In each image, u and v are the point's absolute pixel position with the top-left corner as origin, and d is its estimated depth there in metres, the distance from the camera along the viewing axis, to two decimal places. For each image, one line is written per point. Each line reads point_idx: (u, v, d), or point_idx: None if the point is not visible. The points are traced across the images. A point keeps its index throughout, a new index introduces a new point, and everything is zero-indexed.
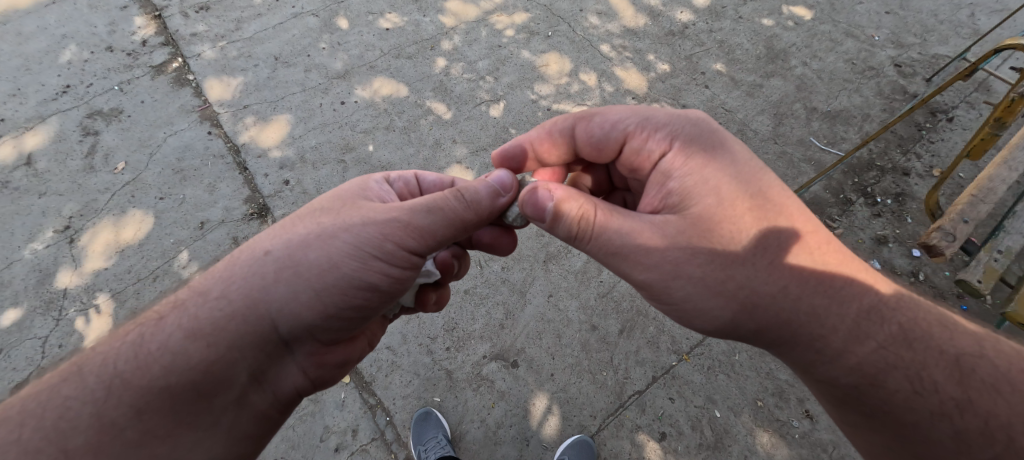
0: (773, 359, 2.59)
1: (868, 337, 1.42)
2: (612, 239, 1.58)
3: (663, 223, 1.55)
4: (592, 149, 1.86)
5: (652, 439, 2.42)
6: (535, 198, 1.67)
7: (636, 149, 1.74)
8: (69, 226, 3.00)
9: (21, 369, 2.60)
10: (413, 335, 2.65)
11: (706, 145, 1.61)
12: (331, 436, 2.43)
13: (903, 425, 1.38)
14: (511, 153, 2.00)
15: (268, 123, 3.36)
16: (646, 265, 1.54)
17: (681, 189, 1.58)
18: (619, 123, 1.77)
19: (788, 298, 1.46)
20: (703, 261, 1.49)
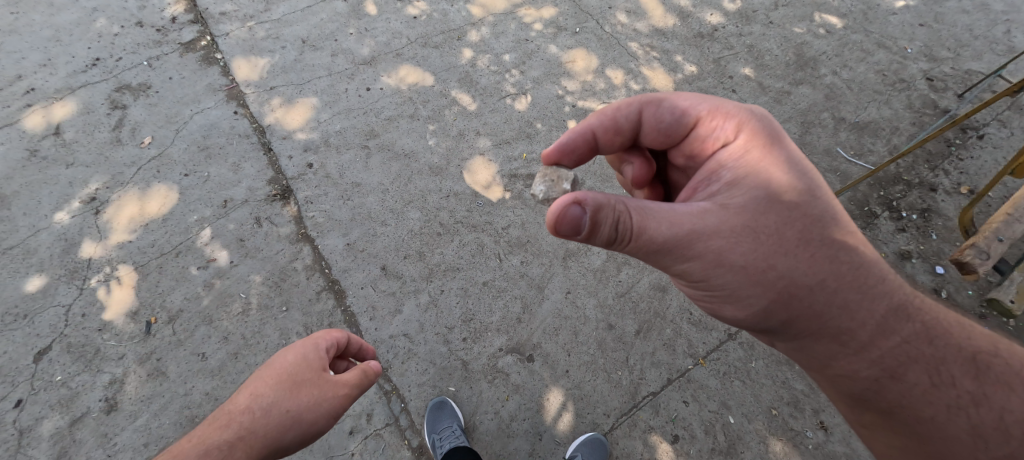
0: (790, 369, 2.57)
1: (893, 332, 1.56)
2: (654, 232, 1.56)
3: (710, 213, 1.58)
4: (659, 135, 1.85)
5: (664, 441, 2.43)
6: (569, 217, 1.52)
7: (703, 137, 1.75)
8: (95, 197, 3.03)
9: (44, 336, 2.64)
10: (431, 323, 2.66)
11: (767, 141, 1.68)
12: (346, 419, 2.45)
13: (921, 419, 1.52)
14: (571, 146, 1.91)
15: (294, 105, 3.37)
16: (691, 255, 1.59)
17: (736, 180, 1.63)
18: (692, 107, 1.77)
19: (824, 292, 1.55)
20: (747, 251, 1.55)
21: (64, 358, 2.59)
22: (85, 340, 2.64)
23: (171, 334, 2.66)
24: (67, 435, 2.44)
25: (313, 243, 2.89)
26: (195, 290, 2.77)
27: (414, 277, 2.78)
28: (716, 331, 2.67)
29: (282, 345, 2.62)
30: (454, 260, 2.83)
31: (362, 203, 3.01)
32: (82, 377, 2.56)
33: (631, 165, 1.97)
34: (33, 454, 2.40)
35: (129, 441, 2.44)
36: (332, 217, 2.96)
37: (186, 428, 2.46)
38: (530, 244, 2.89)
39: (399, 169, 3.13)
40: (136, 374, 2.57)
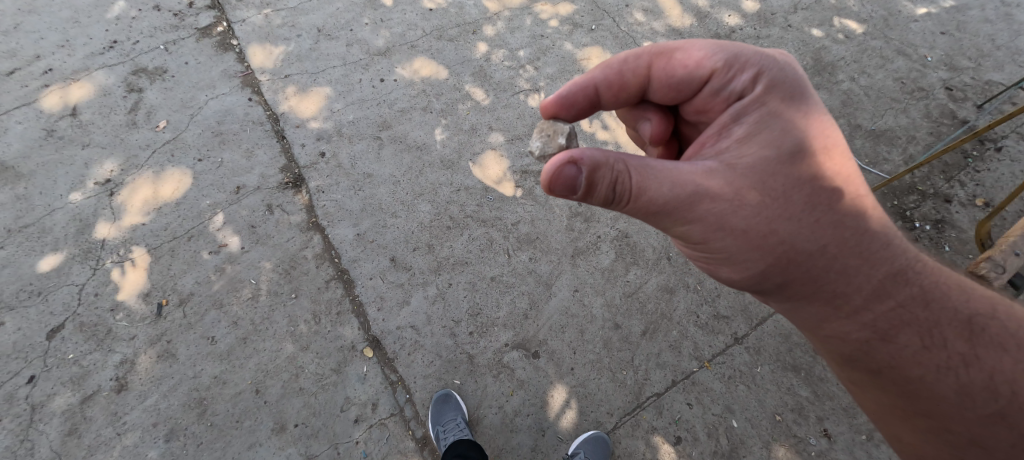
0: (794, 375, 2.57)
1: (888, 296, 1.55)
2: (654, 195, 1.57)
3: (715, 174, 1.57)
4: (670, 89, 1.79)
5: (667, 442, 2.43)
6: (563, 177, 1.57)
7: (717, 90, 1.69)
8: (110, 179, 3.06)
9: (58, 314, 2.68)
10: (438, 316, 2.67)
11: (783, 96, 1.62)
12: (352, 408, 2.48)
13: (909, 379, 1.53)
14: (570, 99, 1.89)
15: (307, 94, 3.38)
16: (692, 217, 1.59)
17: (745, 138, 1.60)
18: (706, 59, 1.69)
19: (823, 257, 1.55)
20: (749, 215, 1.55)
21: (76, 336, 2.63)
22: (97, 319, 2.68)
23: (182, 316, 2.69)
24: (78, 412, 2.47)
25: (324, 232, 2.90)
26: (206, 274, 2.79)
27: (423, 269, 2.79)
28: (723, 335, 2.67)
29: (290, 332, 2.65)
30: (463, 254, 2.84)
31: (374, 194, 3.02)
32: (94, 356, 2.59)
33: (648, 121, 1.93)
34: (44, 429, 2.44)
35: (138, 420, 2.47)
36: (343, 207, 2.97)
37: (194, 410, 2.49)
38: (539, 241, 2.89)
39: (411, 161, 3.13)
40: (146, 355, 2.60)
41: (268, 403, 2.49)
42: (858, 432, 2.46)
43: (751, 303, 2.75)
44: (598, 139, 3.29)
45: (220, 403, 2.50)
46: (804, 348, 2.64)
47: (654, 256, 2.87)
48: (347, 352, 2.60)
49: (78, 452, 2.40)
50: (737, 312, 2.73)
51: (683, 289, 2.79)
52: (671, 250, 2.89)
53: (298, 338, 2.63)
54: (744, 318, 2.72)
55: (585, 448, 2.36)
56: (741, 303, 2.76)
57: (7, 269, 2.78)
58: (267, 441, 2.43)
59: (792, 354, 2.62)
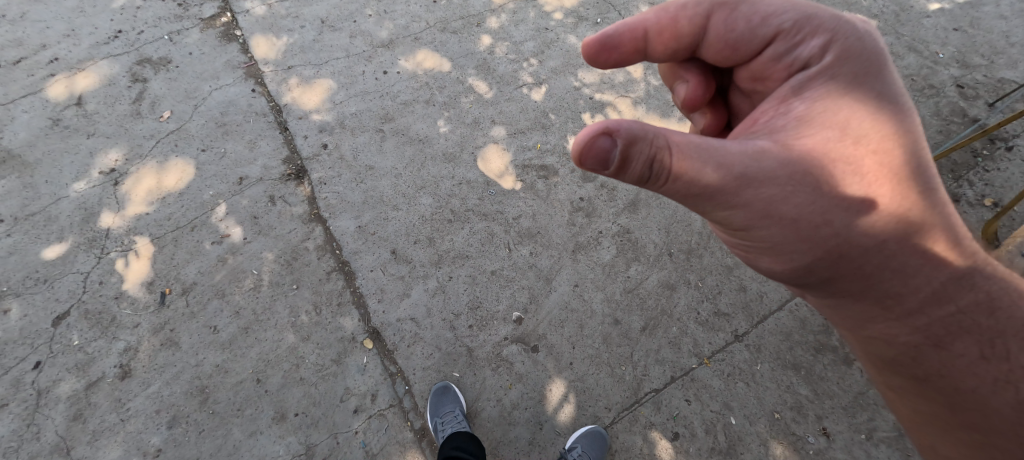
0: (794, 374, 2.56)
1: (949, 301, 1.51)
2: (699, 176, 1.47)
3: (769, 156, 1.48)
4: (726, 46, 1.66)
5: (664, 438, 2.43)
6: (598, 148, 1.42)
7: (782, 54, 1.60)
8: (114, 169, 3.08)
9: (63, 301, 2.70)
10: (438, 309, 2.68)
11: (854, 72, 1.54)
12: (351, 398, 2.50)
13: (960, 390, 1.50)
14: (615, 41, 1.67)
15: (311, 86, 3.38)
16: (737, 202, 1.51)
17: (808, 117, 1.52)
18: (775, 17, 1.59)
19: (879, 254, 1.50)
20: (801, 203, 1.48)
21: (81, 323, 2.66)
22: (101, 307, 2.70)
23: (185, 305, 2.71)
24: (82, 398, 2.50)
25: (325, 224, 2.91)
26: (209, 264, 2.81)
27: (423, 262, 2.79)
28: (723, 332, 2.66)
29: (291, 322, 2.66)
30: (464, 248, 2.84)
31: (375, 186, 3.02)
32: (98, 343, 2.62)
33: (686, 82, 1.80)
34: (48, 414, 2.46)
35: (141, 407, 2.50)
36: (345, 199, 2.98)
37: (196, 398, 2.51)
38: (540, 235, 2.89)
39: (413, 154, 3.13)
40: (149, 343, 2.63)
41: (269, 393, 2.51)
42: (857, 432, 2.45)
43: (752, 301, 2.74)
44: None
45: (221, 392, 2.52)
46: (805, 346, 2.63)
47: (655, 252, 2.86)
48: (348, 343, 2.61)
49: (83, 437, 2.43)
50: (738, 309, 2.72)
51: (684, 285, 2.78)
52: (673, 247, 2.88)
53: (299, 329, 2.64)
54: (745, 316, 2.71)
55: (583, 442, 2.36)
56: (742, 300, 2.74)
57: (14, 256, 2.81)
58: (267, 429, 2.45)
59: (792, 353, 2.61)
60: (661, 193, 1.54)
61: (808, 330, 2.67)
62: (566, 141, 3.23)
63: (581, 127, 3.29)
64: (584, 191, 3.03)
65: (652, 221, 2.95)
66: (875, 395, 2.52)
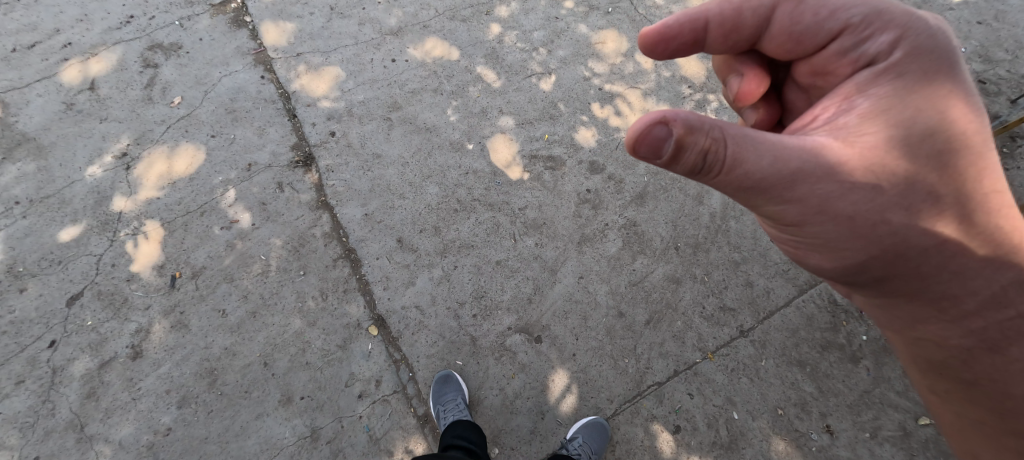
0: (800, 370, 2.54)
1: (1008, 306, 1.50)
2: (756, 169, 1.46)
3: (829, 152, 1.46)
4: (789, 38, 1.62)
5: (665, 430, 2.43)
6: (653, 136, 1.41)
7: (847, 49, 1.54)
8: (126, 153, 3.14)
9: (77, 282, 2.78)
10: (442, 298, 2.68)
11: (926, 67, 1.46)
12: (356, 383, 2.52)
13: (1010, 395, 1.53)
14: (674, 31, 1.65)
15: (319, 73, 3.38)
16: (792, 197, 1.49)
17: (872, 114, 1.48)
18: (843, 11, 1.53)
19: (938, 255, 1.49)
20: (861, 201, 1.46)
21: (94, 304, 2.73)
22: (114, 289, 2.76)
23: (194, 288, 2.75)
24: (95, 377, 2.57)
25: (332, 211, 2.92)
26: (218, 249, 2.84)
27: (429, 251, 2.80)
28: (728, 327, 2.64)
29: (298, 307, 2.69)
30: (469, 238, 2.84)
31: (382, 175, 3.02)
32: (111, 324, 2.68)
33: (740, 76, 1.74)
34: (63, 392, 2.54)
35: (152, 387, 2.55)
36: (352, 187, 2.99)
37: (205, 379, 2.55)
38: (546, 227, 2.88)
39: (419, 143, 3.13)
40: (159, 325, 2.68)
41: (275, 376, 2.54)
42: (861, 430, 2.44)
43: (758, 296, 2.72)
44: (610, 125, 3.24)
45: (229, 374, 2.55)
46: (811, 343, 2.60)
47: (661, 246, 2.84)
48: (353, 329, 2.63)
49: (95, 414, 2.50)
50: (744, 304, 2.70)
51: (690, 279, 2.76)
52: (680, 241, 2.86)
53: (306, 314, 2.67)
54: (751, 311, 2.69)
55: (584, 433, 2.36)
56: (748, 296, 2.72)
57: (31, 237, 2.90)
58: (273, 412, 2.48)
59: (798, 350, 2.59)
60: (712, 184, 1.53)
61: (815, 327, 2.64)
62: (574, 132, 3.20)
63: (589, 118, 3.26)
64: (591, 183, 3.02)
65: (660, 215, 2.93)
66: (881, 394, 2.50)
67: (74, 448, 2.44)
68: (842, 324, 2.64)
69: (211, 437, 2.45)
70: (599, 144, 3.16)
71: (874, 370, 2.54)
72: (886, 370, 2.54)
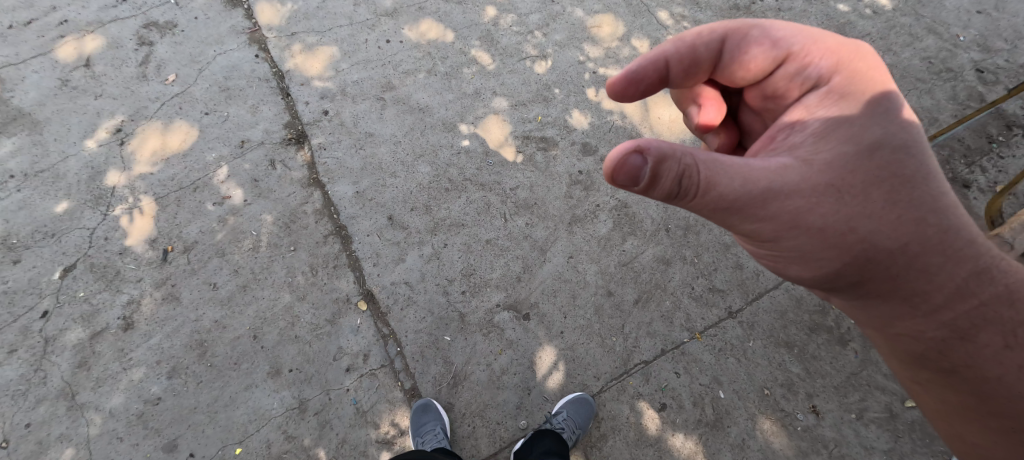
0: (787, 352, 2.54)
1: (972, 295, 1.45)
2: (727, 191, 1.46)
3: (789, 170, 1.47)
4: (741, 70, 1.66)
5: (652, 408, 2.42)
6: (631, 166, 1.41)
7: (794, 74, 1.60)
8: (121, 129, 3.16)
9: (70, 255, 2.82)
10: (432, 275, 2.69)
11: (866, 85, 1.52)
12: (344, 357, 2.53)
13: (987, 379, 1.46)
14: (640, 75, 1.68)
15: (314, 53, 3.38)
16: (763, 215, 1.49)
17: (825, 131, 1.50)
18: (786, 40, 1.59)
19: (903, 256, 1.44)
20: (829, 213, 1.45)
21: (87, 276, 2.76)
22: (107, 262, 2.80)
23: (186, 262, 2.77)
24: (87, 347, 2.61)
25: (324, 189, 2.93)
26: (210, 224, 2.86)
27: (419, 229, 2.80)
28: (716, 307, 2.64)
29: (288, 282, 2.70)
30: (459, 217, 2.84)
31: (375, 153, 3.03)
32: (104, 295, 2.72)
33: (698, 107, 1.80)
34: (55, 361, 2.59)
35: (143, 358, 2.58)
36: (344, 165, 2.99)
37: (195, 351, 2.58)
38: (537, 207, 2.88)
39: (412, 122, 3.14)
40: (151, 297, 2.70)
41: (265, 349, 2.56)
42: (847, 411, 2.43)
43: (748, 278, 2.72)
44: (604, 108, 3.23)
45: (219, 346, 2.58)
46: (799, 325, 2.60)
47: (652, 227, 2.84)
48: (342, 304, 2.64)
49: (87, 383, 2.54)
50: (733, 286, 2.70)
51: (679, 261, 2.76)
52: (671, 223, 2.85)
53: (295, 289, 2.68)
54: (740, 292, 2.68)
55: (569, 409, 2.35)
56: (737, 278, 2.72)
57: (24, 210, 2.94)
58: (262, 383, 2.50)
59: (786, 331, 2.59)
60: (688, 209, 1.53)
61: (803, 309, 2.63)
62: (567, 114, 3.20)
63: (583, 101, 3.25)
64: (584, 164, 3.02)
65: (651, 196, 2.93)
66: (868, 376, 2.50)
67: (66, 415, 2.48)
68: (831, 306, 2.64)
69: (200, 408, 2.47)
70: (592, 127, 3.16)
71: (861, 352, 2.54)
72: (873, 352, 2.54)
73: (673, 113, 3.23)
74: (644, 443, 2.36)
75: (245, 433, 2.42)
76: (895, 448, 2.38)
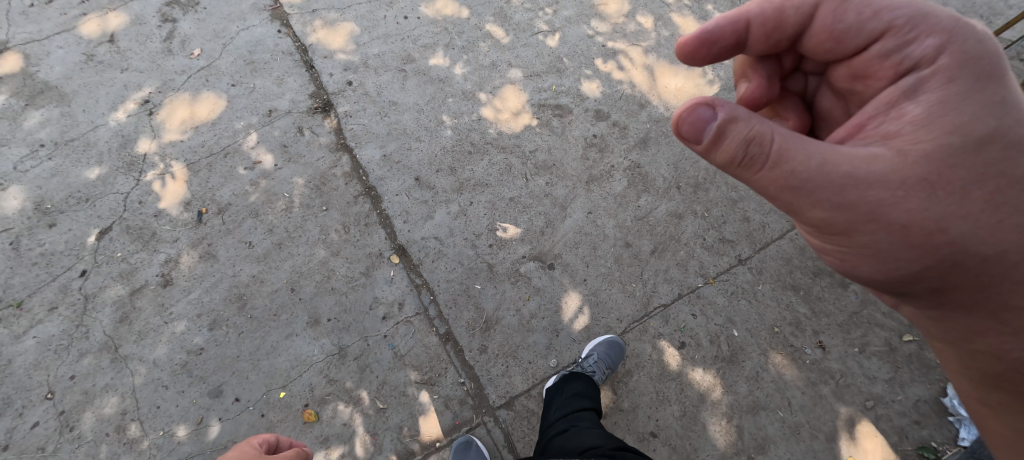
0: (794, 293, 2.73)
1: None
2: (803, 169, 1.37)
3: (875, 158, 1.34)
4: (828, 40, 1.49)
5: (671, 346, 2.59)
6: (696, 116, 1.41)
7: (892, 50, 1.39)
8: (149, 100, 3.25)
9: (105, 218, 2.90)
10: (460, 230, 2.84)
11: (980, 73, 1.32)
12: (380, 306, 2.66)
13: None
14: (715, 35, 1.53)
15: (335, 28, 3.51)
16: (840, 204, 1.36)
17: (924, 120, 1.33)
18: (888, 10, 1.39)
19: (998, 264, 1.32)
20: (917, 210, 1.31)
21: (124, 237, 2.86)
22: (142, 224, 2.89)
23: (221, 223, 2.88)
24: (128, 303, 2.71)
25: (352, 153, 3.06)
26: (242, 187, 2.97)
27: (445, 189, 2.95)
28: (727, 256, 2.82)
29: (322, 240, 2.82)
30: (483, 177, 2.99)
31: (399, 120, 3.17)
32: (141, 255, 2.81)
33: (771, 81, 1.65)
34: (97, 317, 2.68)
35: (184, 312, 2.68)
36: (370, 131, 3.13)
37: (235, 304, 2.69)
38: (555, 167, 3.05)
39: (433, 92, 3.29)
40: (188, 255, 2.81)
41: (303, 300, 2.69)
42: (851, 345, 2.62)
43: (755, 229, 2.90)
44: (613, 78, 3.41)
45: (258, 299, 2.69)
46: (804, 270, 2.79)
47: (664, 185, 3.02)
48: (375, 258, 2.77)
49: (129, 337, 2.64)
50: (742, 236, 2.88)
51: (691, 215, 2.94)
52: (681, 181, 3.04)
53: (330, 245, 2.81)
54: (748, 242, 2.87)
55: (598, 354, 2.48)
56: (746, 229, 2.90)
57: (56, 177, 3.02)
58: (302, 332, 2.62)
59: (792, 275, 2.78)
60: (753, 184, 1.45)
61: (807, 256, 2.83)
62: (580, 84, 3.37)
63: (594, 72, 3.43)
64: (597, 129, 3.20)
65: (661, 157, 3.11)
66: (868, 315, 2.69)
67: (110, 367, 2.58)
68: None
69: (243, 356, 2.58)
70: (604, 95, 3.34)
71: (861, 293, 2.74)
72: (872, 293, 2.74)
73: (679, 82, 3.42)
74: (666, 377, 2.53)
75: (288, 378, 2.53)
76: (896, 377, 2.56)
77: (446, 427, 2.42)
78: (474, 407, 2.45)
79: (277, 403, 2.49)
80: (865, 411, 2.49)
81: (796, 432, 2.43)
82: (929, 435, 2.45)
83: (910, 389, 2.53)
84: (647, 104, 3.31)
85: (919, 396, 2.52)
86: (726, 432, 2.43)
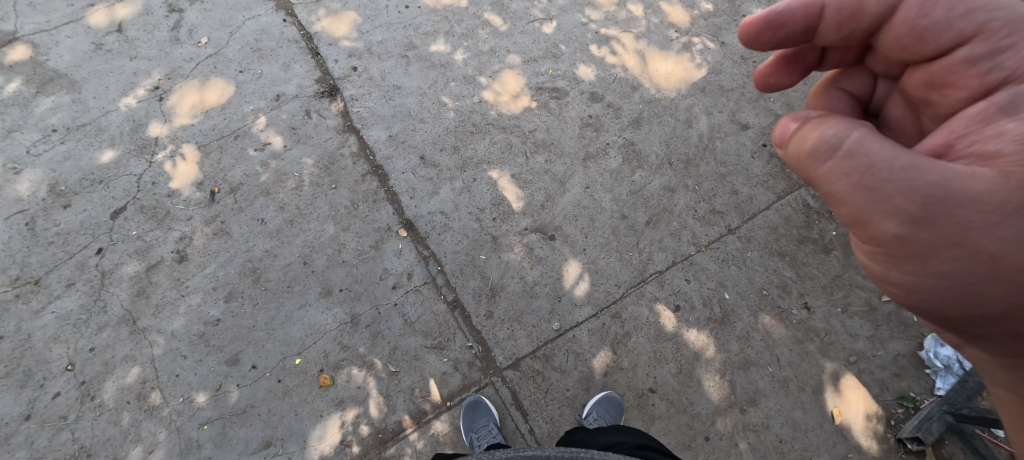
0: (780, 259, 2.90)
1: None
2: (880, 166, 1.05)
3: (967, 175, 1.00)
4: (909, 34, 1.14)
5: (667, 309, 2.74)
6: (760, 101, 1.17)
7: (986, 54, 1.05)
8: (158, 87, 3.34)
9: (119, 199, 2.99)
10: (464, 204, 2.98)
11: None
12: (390, 277, 2.78)
13: None
14: (784, 16, 1.25)
15: (338, 17, 3.63)
16: (917, 219, 1.03)
17: None
18: (985, 7, 1.04)
19: None
20: (1014, 242, 0.97)
21: (138, 216, 2.95)
22: (157, 204, 2.99)
23: (233, 201, 2.99)
24: (144, 278, 2.79)
25: (358, 134, 3.19)
26: (253, 168, 3.08)
27: (449, 166, 3.09)
28: (718, 226, 2.99)
29: (332, 216, 2.94)
30: (486, 155, 3.14)
31: (403, 103, 3.30)
32: (156, 233, 2.91)
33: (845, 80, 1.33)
34: (114, 292, 2.76)
35: (199, 285, 2.78)
36: (375, 113, 3.26)
37: (249, 277, 2.79)
38: (554, 146, 3.20)
39: (436, 76, 3.43)
40: (202, 232, 2.91)
41: (316, 273, 2.80)
42: (835, 305, 2.80)
43: (743, 202, 3.07)
44: (607, 63, 3.57)
45: (272, 272, 2.80)
46: (789, 238, 2.97)
47: (657, 161, 3.19)
48: (384, 232, 2.90)
49: (147, 310, 2.72)
50: (731, 208, 3.05)
51: (683, 189, 3.10)
52: (673, 157, 3.20)
53: (340, 221, 2.93)
54: (737, 213, 3.04)
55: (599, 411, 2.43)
56: (734, 202, 3.07)
57: (70, 160, 3.09)
58: (315, 302, 2.73)
59: (778, 243, 2.95)
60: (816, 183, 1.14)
61: (792, 225, 3.01)
62: (575, 68, 3.53)
63: (588, 57, 3.59)
64: (593, 110, 3.35)
65: (654, 136, 3.28)
66: (850, 277, 2.87)
67: (128, 338, 2.66)
68: (815, 223, 3.02)
69: (259, 325, 2.68)
70: (598, 79, 3.50)
71: (842, 258, 2.92)
72: (853, 258, 2.92)
73: (669, 66, 3.58)
74: (663, 338, 2.67)
75: (302, 345, 2.64)
76: (877, 334, 2.74)
77: (456, 388, 2.54)
78: (482, 369, 2.58)
79: (293, 369, 2.58)
80: (849, 365, 2.65)
81: (785, 385, 2.59)
82: (907, 386, 2.62)
83: (889, 345, 2.71)
84: (640, 87, 3.47)
85: (897, 351, 2.70)
86: (720, 387, 2.58)
